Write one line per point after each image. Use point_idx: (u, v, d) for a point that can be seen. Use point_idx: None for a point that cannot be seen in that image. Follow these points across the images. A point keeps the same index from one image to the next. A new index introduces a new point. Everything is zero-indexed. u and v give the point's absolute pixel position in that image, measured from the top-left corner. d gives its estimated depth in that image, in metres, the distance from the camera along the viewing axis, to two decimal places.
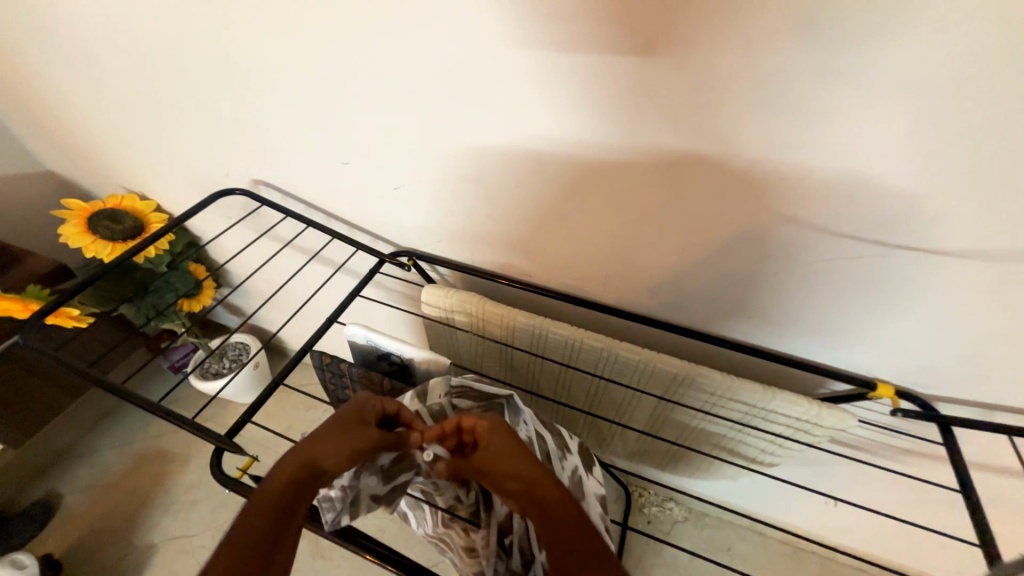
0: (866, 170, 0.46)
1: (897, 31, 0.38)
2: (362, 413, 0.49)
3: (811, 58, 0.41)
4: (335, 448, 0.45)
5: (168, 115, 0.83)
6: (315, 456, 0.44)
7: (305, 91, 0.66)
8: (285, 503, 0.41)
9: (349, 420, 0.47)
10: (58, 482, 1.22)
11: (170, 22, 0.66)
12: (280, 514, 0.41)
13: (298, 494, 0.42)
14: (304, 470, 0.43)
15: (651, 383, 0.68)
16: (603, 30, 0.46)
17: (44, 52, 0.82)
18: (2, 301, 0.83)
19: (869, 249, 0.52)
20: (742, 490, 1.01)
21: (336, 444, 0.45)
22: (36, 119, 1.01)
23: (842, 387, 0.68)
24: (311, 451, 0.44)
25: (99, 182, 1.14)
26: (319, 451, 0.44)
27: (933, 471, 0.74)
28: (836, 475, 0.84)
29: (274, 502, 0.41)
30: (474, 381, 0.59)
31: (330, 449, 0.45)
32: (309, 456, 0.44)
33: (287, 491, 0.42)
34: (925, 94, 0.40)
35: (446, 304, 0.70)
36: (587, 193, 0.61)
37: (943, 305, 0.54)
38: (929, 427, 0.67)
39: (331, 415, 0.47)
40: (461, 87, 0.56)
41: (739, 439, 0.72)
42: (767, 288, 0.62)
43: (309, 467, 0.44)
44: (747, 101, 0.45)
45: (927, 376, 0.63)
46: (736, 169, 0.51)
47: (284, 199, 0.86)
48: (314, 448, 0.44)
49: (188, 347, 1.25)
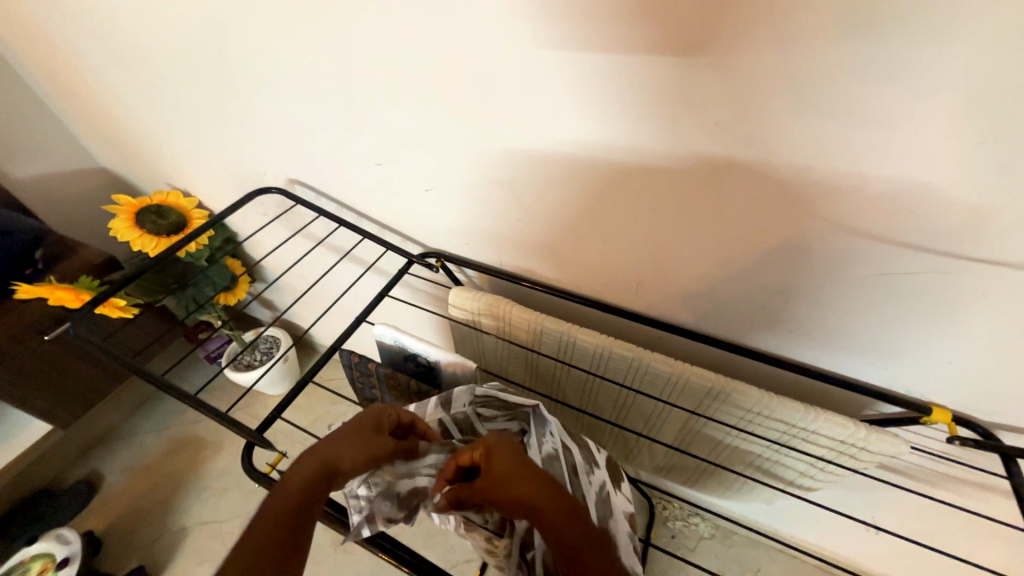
0: (931, 180, 0.43)
1: (976, 28, 0.34)
2: (377, 420, 0.49)
3: (874, 58, 0.38)
4: (353, 454, 0.46)
5: (212, 117, 0.86)
6: (333, 460, 0.45)
7: (341, 93, 0.67)
8: (301, 505, 0.43)
9: (365, 427, 0.48)
10: (102, 462, 1.29)
11: (216, 26, 0.68)
12: (297, 515, 0.42)
13: (314, 496, 0.44)
14: (322, 474, 0.44)
15: (682, 396, 0.65)
16: (643, 31, 0.44)
17: (102, 56, 0.87)
18: (57, 291, 0.87)
19: (928, 264, 0.48)
20: (773, 510, 0.96)
21: (353, 449, 0.46)
22: (93, 120, 1.08)
23: (891, 408, 0.64)
24: (329, 454, 0.45)
25: (147, 179, 1.20)
26: (337, 454, 0.45)
27: (990, 505, 0.68)
28: (879, 501, 0.79)
29: (292, 503, 0.42)
30: (499, 390, 0.57)
31: (348, 454, 0.46)
32: (327, 459, 0.45)
33: (304, 494, 0.43)
34: (1001, 100, 0.37)
35: (472, 307, 0.70)
36: (620, 199, 0.60)
37: (1011, 327, 0.50)
38: (987, 458, 0.62)
39: (347, 421, 0.49)
40: (495, 89, 0.55)
41: (776, 459, 0.69)
42: (811, 302, 0.59)
43: (326, 471, 0.44)
44: (798, 104, 0.43)
45: (988, 402, 0.59)
46: (782, 177, 0.48)
47: (318, 198, 0.88)
48: (331, 452, 0.45)
49: (223, 339, 1.30)
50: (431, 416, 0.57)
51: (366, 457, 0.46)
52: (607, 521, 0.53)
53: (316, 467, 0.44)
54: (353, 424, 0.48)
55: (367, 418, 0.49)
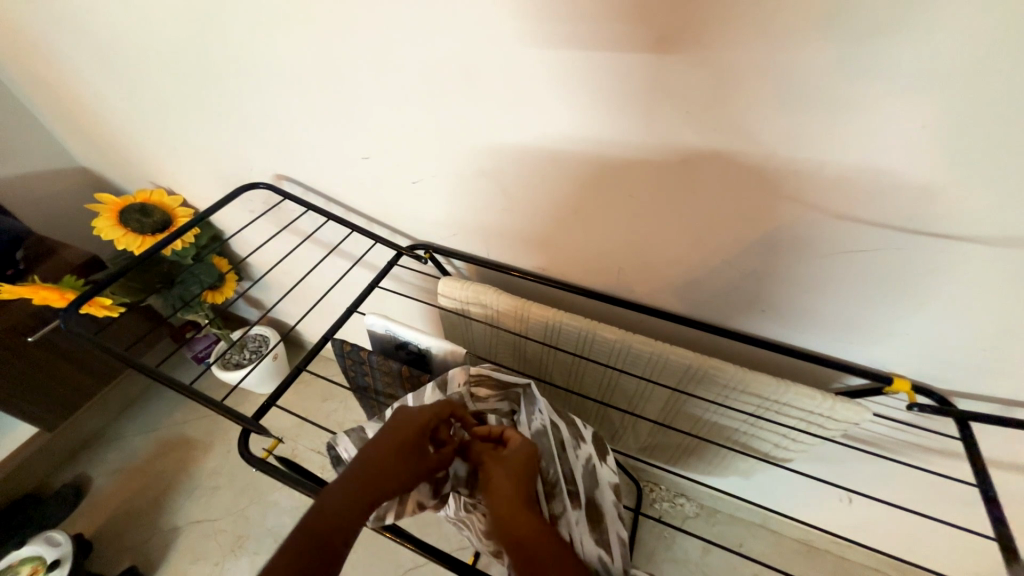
0: (884, 163, 0.46)
1: (919, 24, 0.38)
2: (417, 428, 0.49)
3: (831, 50, 0.41)
4: (394, 471, 0.46)
5: (195, 115, 0.86)
6: (371, 479, 0.45)
7: (327, 90, 0.68)
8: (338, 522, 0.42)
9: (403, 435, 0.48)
10: (88, 466, 1.27)
11: (200, 24, 0.69)
12: (331, 533, 0.42)
13: (354, 517, 0.43)
14: (362, 496, 0.44)
15: (664, 374, 0.68)
16: (620, 28, 0.47)
17: (80, 55, 0.86)
18: (41, 291, 0.87)
19: (885, 241, 0.52)
20: (755, 486, 1.00)
21: (394, 466, 0.46)
22: (73, 118, 1.06)
23: (857, 381, 0.68)
24: (367, 471, 0.45)
25: (128, 178, 1.18)
26: (377, 474, 0.45)
27: (950, 469, 0.73)
28: (851, 471, 0.84)
29: (328, 524, 0.42)
30: (492, 370, 0.61)
31: (386, 470, 0.46)
32: (368, 481, 0.45)
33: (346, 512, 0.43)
34: (941, 89, 0.40)
35: (461, 296, 0.72)
36: (601, 189, 0.62)
37: (959, 299, 0.54)
38: (945, 424, 0.67)
39: (384, 430, 0.49)
40: (478, 86, 0.58)
41: (751, 432, 0.73)
42: (781, 282, 0.62)
43: (366, 491, 0.45)
44: (763, 93, 0.46)
45: (942, 371, 0.63)
46: (750, 163, 0.51)
47: (306, 193, 0.89)
48: (369, 466, 0.46)
49: (211, 338, 1.29)
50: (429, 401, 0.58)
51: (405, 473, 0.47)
52: (592, 493, 0.57)
53: (357, 489, 0.44)
54: (389, 430, 0.49)
55: (404, 422, 0.49)
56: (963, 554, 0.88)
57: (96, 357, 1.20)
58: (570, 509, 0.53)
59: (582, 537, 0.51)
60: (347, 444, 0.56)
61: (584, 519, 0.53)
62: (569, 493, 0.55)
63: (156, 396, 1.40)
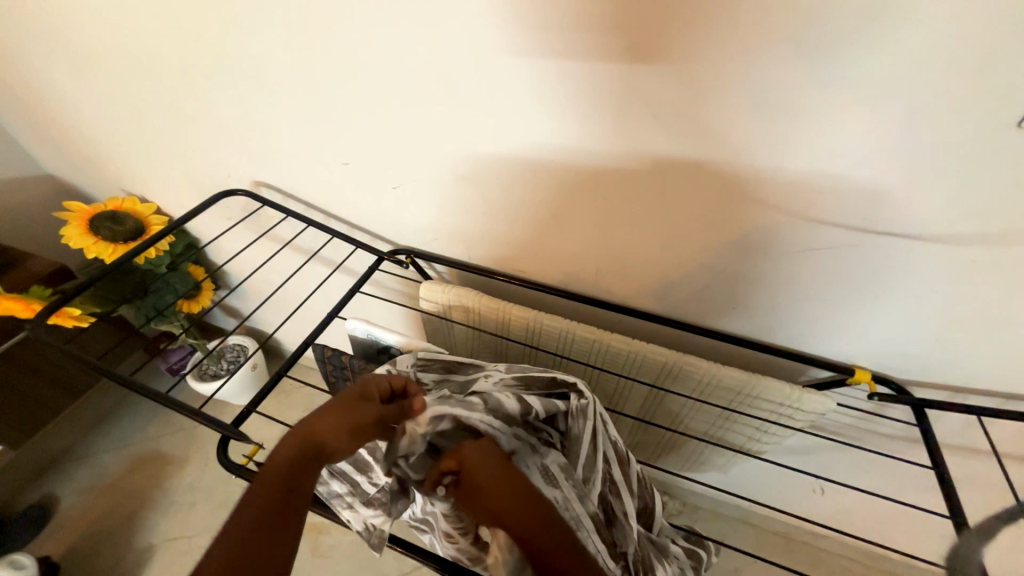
0: (837, 165, 0.50)
1: (860, 37, 0.41)
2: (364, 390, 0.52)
3: (787, 58, 0.44)
4: (331, 430, 0.49)
5: (171, 123, 0.85)
6: (316, 431, 0.49)
7: (306, 97, 0.68)
8: (288, 474, 0.46)
9: (351, 396, 0.51)
10: (54, 485, 1.22)
11: (176, 31, 0.68)
12: (288, 482, 0.45)
13: (299, 470, 0.46)
14: (311, 447, 0.48)
15: (641, 372, 0.70)
16: (596, 35, 0.49)
17: (47, 58, 0.84)
18: (5, 301, 0.84)
19: (843, 238, 0.56)
20: (734, 481, 1.03)
21: (336, 422, 0.49)
22: (40, 124, 1.03)
23: (823, 373, 0.72)
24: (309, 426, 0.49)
25: (98, 184, 1.15)
26: (319, 428, 0.49)
27: (911, 455, 0.77)
28: (822, 461, 0.87)
29: (277, 483, 0.45)
30: (440, 353, 0.62)
31: (328, 422, 0.49)
32: (309, 432, 0.49)
33: (292, 465, 0.47)
34: (889, 94, 0.44)
35: (442, 299, 0.73)
36: (576, 193, 0.64)
37: (912, 292, 0.58)
38: (903, 412, 0.71)
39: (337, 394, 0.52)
40: (457, 94, 0.59)
41: (727, 426, 0.76)
42: (750, 281, 0.65)
43: (311, 445, 0.48)
44: (726, 100, 0.48)
45: (900, 362, 0.67)
46: (716, 167, 0.54)
47: (285, 200, 0.89)
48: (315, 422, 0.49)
49: (186, 349, 1.26)
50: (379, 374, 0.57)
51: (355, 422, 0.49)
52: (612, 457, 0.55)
53: (302, 447, 0.48)
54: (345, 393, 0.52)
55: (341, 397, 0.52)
56: (927, 537, 0.92)
57: (65, 371, 1.16)
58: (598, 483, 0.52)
59: (601, 547, 0.49)
60: None
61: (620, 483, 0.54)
62: (591, 455, 0.53)
63: (128, 410, 1.36)
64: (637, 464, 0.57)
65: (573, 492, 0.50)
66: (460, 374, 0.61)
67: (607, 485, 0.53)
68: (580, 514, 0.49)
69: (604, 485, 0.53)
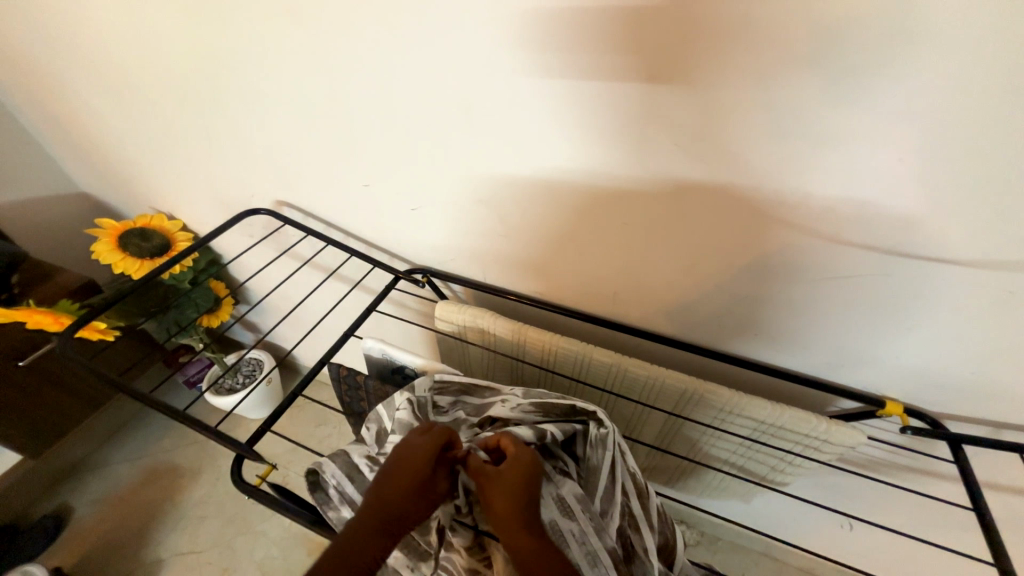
0: (866, 191, 0.48)
1: (889, 65, 0.41)
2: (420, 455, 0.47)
3: (815, 79, 0.43)
4: (407, 502, 0.45)
5: (200, 145, 0.89)
6: (382, 505, 0.45)
7: (330, 121, 0.71)
8: (357, 548, 0.43)
9: (406, 464, 0.46)
10: (71, 495, 1.24)
11: (209, 57, 0.71)
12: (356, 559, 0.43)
13: (370, 543, 0.44)
14: (377, 522, 0.44)
15: (661, 398, 0.69)
16: (618, 58, 0.49)
17: (88, 84, 0.89)
18: (36, 315, 0.86)
19: (872, 265, 0.54)
20: (757, 513, 0.99)
21: (399, 494, 0.45)
22: (78, 145, 1.09)
23: (851, 404, 0.69)
24: (376, 498, 0.45)
25: (128, 202, 1.20)
26: (384, 501, 0.45)
27: (948, 492, 0.73)
28: (850, 495, 0.83)
29: (343, 560, 0.43)
30: (455, 376, 0.61)
31: (394, 495, 0.45)
32: (375, 507, 0.45)
33: (364, 538, 0.44)
34: (920, 119, 0.42)
35: (458, 319, 0.73)
36: (593, 217, 0.64)
37: (945, 321, 0.56)
38: (938, 447, 0.67)
39: (391, 460, 0.47)
40: (476, 118, 0.60)
41: (749, 457, 0.73)
42: (773, 306, 0.63)
43: (376, 519, 0.45)
44: (749, 124, 0.48)
45: (932, 394, 0.64)
46: (739, 192, 0.54)
47: (306, 219, 0.91)
48: (379, 495, 0.45)
49: (204, 362, 1.28)
50: (399, 400, 0.56)
51: (416, 495, 0.45)
52: (626, 486, 0.53)
53: (370, 519, 0.45)
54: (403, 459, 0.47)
55: (404, 456, 0.47)
56: None
57: (87, 383, 1.18)
58: (614, 514, 0.51)
59: None
60: (335, 471, 0.53)
61: (640, 516, 0.52)
62: (607, 484, 0.52)
63: (145, 423, 1.38)
64: (656, 496, 0.55)
65: (589, 525, 0.48)
66: (476, 396, 0.60)
67: (627, 519, 0.52)
68: (595, 547, 0.48)
69: (623, 519, 0.52)
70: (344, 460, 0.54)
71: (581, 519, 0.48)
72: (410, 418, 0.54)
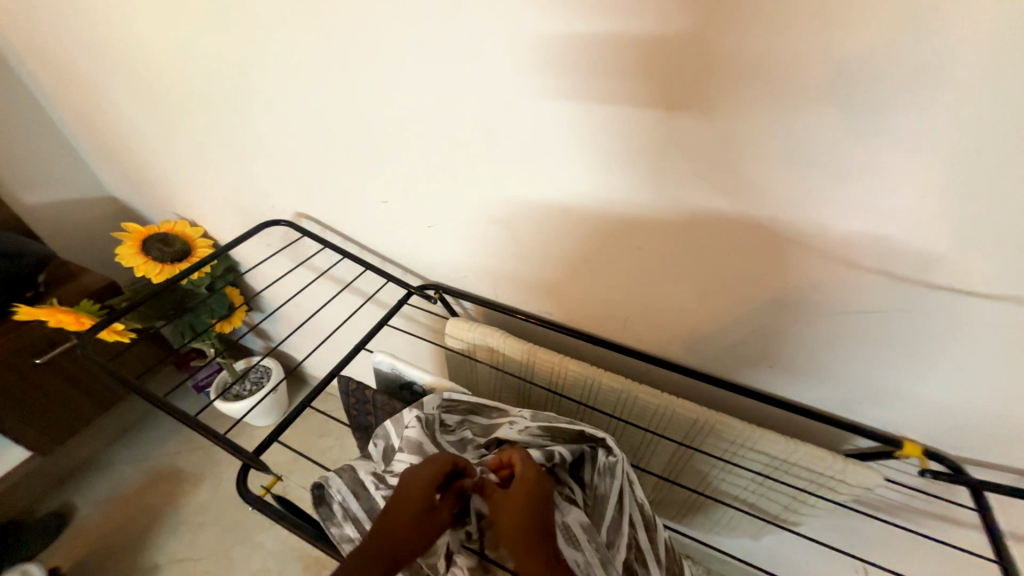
0: (884, 227, 0.48)
1: (908, 104, 0.41)
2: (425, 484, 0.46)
3: (834, 115, 0.44)
4: (411, 532, 0.44)
5: (227, 156, 0.92)
6: (385, 536, 0.44)
7: (354, 139, 0.73)
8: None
9: (411, 494, 0.45)
10: (74, 494, 1.24)
11: (242, 72, 0.74)
12: None
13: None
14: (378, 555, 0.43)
15: (670, 427, 0.67)
16: (638, 87, 0.50)
17: (126, 94, 0.93)
18: (58, 313, 0.89)
19: (890, 301, 0.53)
20: (767, 552, 0.96)
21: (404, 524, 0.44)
22: (111, 151, 1.13)
23: (867, 443, 0.67)
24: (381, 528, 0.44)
25: (154, 207, 1.23)
26: (389, 533, 0.44)
27: (969, 541, 0.70)
28: (866, 539, 0.80)
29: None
30: (464, 395, 0.61)
31: (397, 525, 0.44)
32: (379, 537, 0.44)
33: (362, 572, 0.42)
34: (940, 158, 0.42)
35: (468, 337, 0.73)
36: (608, 242, 0.65)
37: (966, 361, 0.55)
38: (959, 492, 0.65)
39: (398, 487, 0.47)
40: (496, 140, 0.62)
41: (759, 492, 0.71)
42: (788, 338, 0.63)
43: (379, 550, 0.43)
44: (767, 156, 0.48)
45: (952, 436, 0.62)
46: (755, 223, 0.54)
47: (324, 231, 0.92)
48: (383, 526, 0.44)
49: (214, 367, 1.29)
50: (408, 418, 0.56)
51: (420, 526, 0.44)
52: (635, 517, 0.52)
53: (371, 554, 0.43)
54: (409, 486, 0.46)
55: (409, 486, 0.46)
56: None
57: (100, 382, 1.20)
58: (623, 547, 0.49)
59: None
60: (341, 486, 0.52)
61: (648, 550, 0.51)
62: (616, 515, 0.51)
63: (152, 425, 1.39)
64: (664, 530, 0.54)
65: (596, 556, 0.47)
66: (484, 417, 0.60)
67: (633, 552, 0.51)
68: None
69: (629, 551, 0.51)
70: (350, 476, 0.53)
71: (588, 550, 0.47)
72: (419, 438, 0.54)
